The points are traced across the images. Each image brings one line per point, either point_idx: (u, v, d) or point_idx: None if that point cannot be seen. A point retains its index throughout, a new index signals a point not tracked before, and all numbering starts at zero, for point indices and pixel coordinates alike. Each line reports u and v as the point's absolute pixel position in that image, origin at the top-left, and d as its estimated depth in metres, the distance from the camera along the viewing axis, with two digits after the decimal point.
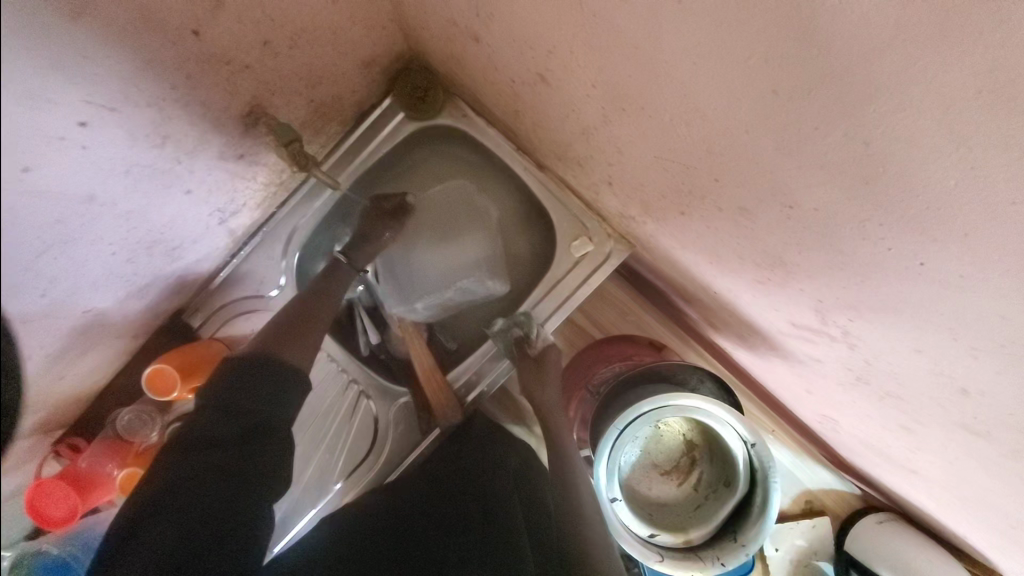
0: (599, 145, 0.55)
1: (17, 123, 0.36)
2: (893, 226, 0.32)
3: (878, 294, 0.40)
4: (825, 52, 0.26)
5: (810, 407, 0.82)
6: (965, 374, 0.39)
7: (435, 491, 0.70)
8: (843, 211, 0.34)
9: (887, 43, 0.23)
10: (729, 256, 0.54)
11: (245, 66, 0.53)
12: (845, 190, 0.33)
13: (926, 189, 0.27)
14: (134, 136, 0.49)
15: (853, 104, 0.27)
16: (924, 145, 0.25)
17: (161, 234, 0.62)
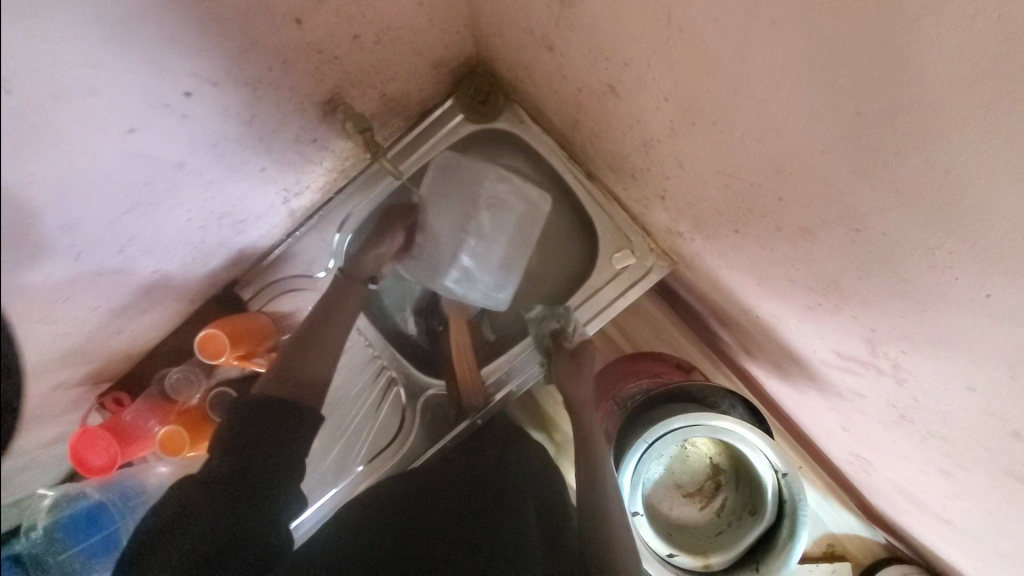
0: (658, 159, 0.57)
1: (99, 80, 0.39)
2: (964, 256, 0.32)
3: (937, 326, 0.39)
4: (917, 78, 0.27)
5: (843, 445, 0.80)
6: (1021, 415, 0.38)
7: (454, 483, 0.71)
8: (912, 238, 0.35)
9: (983, 74, 0.24)
10: (780, 278, 0.54)
11: (333, 57, 0.56)
12: (917, 217, 0.33)
13: (1007, 221, 0.28)
14: (228, 112, 0.52)
15: (938, 132, 0.28)
16: (1011, 176, 0.26)
17: (233, 208, 0.66)
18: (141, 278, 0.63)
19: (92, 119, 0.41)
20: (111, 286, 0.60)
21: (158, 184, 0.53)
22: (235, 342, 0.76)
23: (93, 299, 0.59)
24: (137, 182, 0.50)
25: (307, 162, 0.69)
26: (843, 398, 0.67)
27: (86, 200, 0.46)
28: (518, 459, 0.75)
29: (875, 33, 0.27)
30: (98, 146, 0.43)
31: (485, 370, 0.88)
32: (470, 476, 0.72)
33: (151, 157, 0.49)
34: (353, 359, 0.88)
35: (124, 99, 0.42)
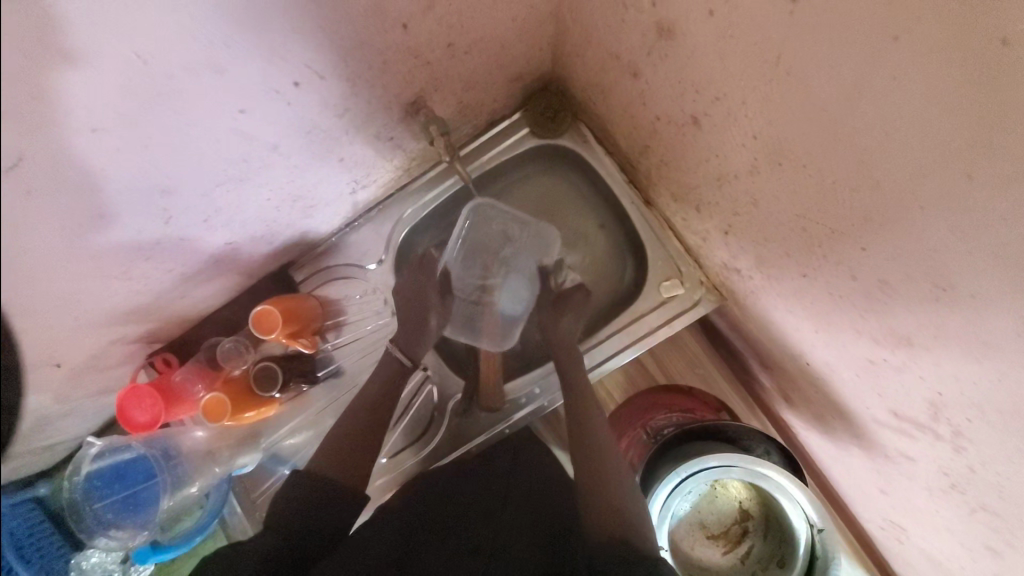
0: (731, 194, 0.57)
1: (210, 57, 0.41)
2: None
3: (1013, 398, 0.38)
4: None
5: (876, 508, 0.77)
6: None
7: (472, 491, 0.70)
8: (1000, 305, 0.34)
9: None
10: (843, 326, 0.53)
11: (426, 62, 0.58)
12: (1010, 283, 0.32)
13: None
14: (325, 103, 0.55)
15: None
16: None
17: (307, 192, 0.69)
18: (213, 248, 0.67)
19: (207, 94, 0.44)
20: (187, 251, 0.64)
21: (252, 162, 0.56)
22: (286, 320, 0.78)
23: (168, 261, 0.63)
24: (235, 158, 0.54)
25: (381, 159, 0.72)
26: (889, 460, 0.65)
27: (182, 167, 0.50)
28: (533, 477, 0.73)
29: (996, 96, 0.27)
30: (208, 121, 0.47)
31: (513, 384, 0.88)
32: (483, 495, 0.69)
33: (251, 137, 0.52)
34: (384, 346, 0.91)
35: (239, 80, 0.45)
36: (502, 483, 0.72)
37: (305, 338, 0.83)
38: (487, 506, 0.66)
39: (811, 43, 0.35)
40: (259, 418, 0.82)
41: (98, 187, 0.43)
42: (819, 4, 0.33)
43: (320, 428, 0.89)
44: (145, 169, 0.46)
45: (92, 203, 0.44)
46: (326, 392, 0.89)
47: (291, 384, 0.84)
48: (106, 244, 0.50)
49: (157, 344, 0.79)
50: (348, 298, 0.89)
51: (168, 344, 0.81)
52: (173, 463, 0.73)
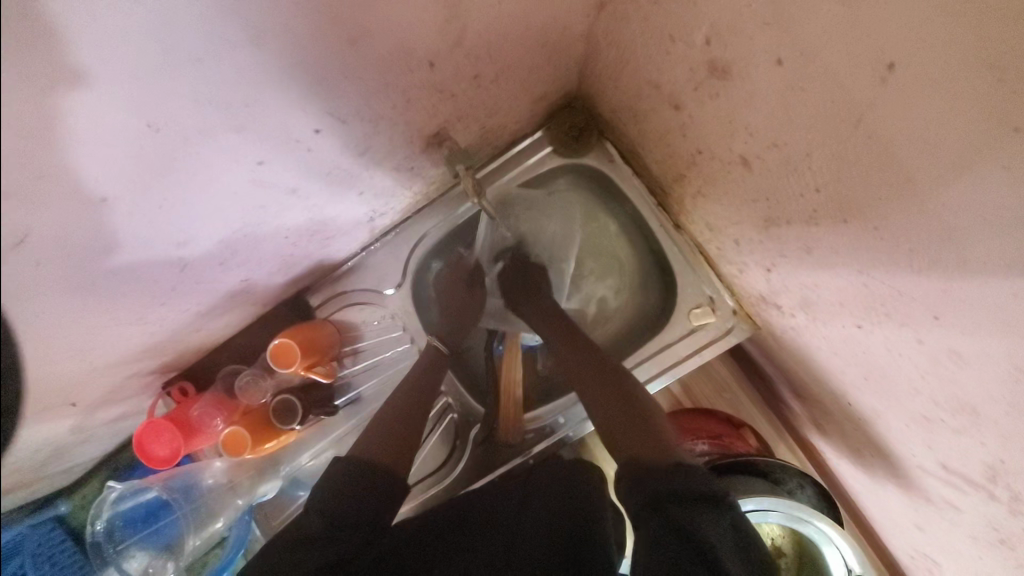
0: (779, 236, 0.54)
1: (223, 117, 0.37)
2: None
3: None
4: None
5: (910, 544, 0.75)
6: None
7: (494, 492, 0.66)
8: None
9: None
10: (897, 379, 0.51)
11: (451, 95, 0.54)
12: None
13: None
14: (348, 145, 0.51)
15: None
16: None
17: (326, 226, 0.65)
18: (230, 286, 0.64)
19: (227, 152, 0.41)
20: (203, 292, 0.61)
21: (270, 207, 0.53)
22: (304, 352, 0.76)
23: (185, 302, 0.60)
24: (253, 205, 0.51)
25: (402, 188, 0.68)
26: (932, 506, 0.62)
27: (199, 220, 0.47)
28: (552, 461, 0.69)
29: None
30: (228, 175, 0.44)
31: (531, 414, 0.86)
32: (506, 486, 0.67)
33: (271, 185, 0.49)
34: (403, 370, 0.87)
35: (260, 134, 0.42)
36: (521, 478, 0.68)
37: (324, 367, 0.81)
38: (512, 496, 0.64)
39: (902, 112, 0.32)
40: (280, 446, 0.81)
41: (110, 254, 0.40)
42: (915, 74, 0.30)
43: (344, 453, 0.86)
44: (161, 229, 0.43)
45: (103, 272, 0.41)
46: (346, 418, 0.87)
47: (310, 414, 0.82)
48: (120, 302, 0.48)
49: (174, 375, 0.78)
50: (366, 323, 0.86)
51: (184, 373, 0.79)
52: (192, 499, 0.75)
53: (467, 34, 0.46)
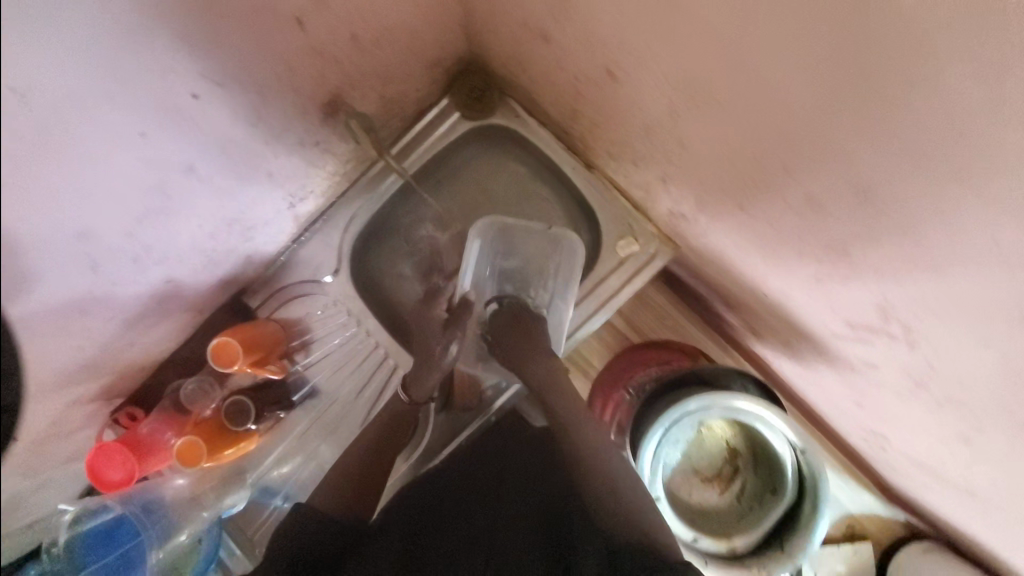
0: (659, 141, 0.58)
1: (88, 85, 0.39)
2: (929, 211, 0.34)
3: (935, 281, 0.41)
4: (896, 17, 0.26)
5: (857, 424, 0.79)
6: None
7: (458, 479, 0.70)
8: (895, 192, 0.35)
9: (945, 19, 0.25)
10: (784, 248, 0.55)
11: (333, 59, 0.56)
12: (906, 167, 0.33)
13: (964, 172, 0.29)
14: (235, 116, 0.53)
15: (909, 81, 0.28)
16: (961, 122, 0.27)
17: (241, 213, 0.66)
18: (150, 288, 0.64)
19: (103, 126, 0.42)
20: (123, 295, 0.61)
21: (170, 189, 0.54)
22: (248, 350, 0.76)
23: (105, 309, 0.60)
24: (148, 186, 0.51)
25: (313, 167, 0.70)
26: (857, 373, 0.67)
27: (97, 206, 0.47)
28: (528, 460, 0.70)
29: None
30: (112, 151, 0.45)
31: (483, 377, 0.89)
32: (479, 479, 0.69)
33: (159, 163, 0.50)
34: (357, 357, 0.88)
35: (131, 103, 0.43)
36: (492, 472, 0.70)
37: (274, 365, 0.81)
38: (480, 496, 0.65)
39: None
40: (239, 455, 0.80)
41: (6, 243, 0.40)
42: None
43: (307, 451, 0.87)
44: (54, 217, 0.43)
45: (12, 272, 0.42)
46: (308, 415, 0.88)
47: (265, 413, 0.82)
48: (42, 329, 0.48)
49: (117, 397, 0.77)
50: (309, 314, 0.86)
51: (132, 395, 0.79)
52: (156, 516, 0.72)
53: None
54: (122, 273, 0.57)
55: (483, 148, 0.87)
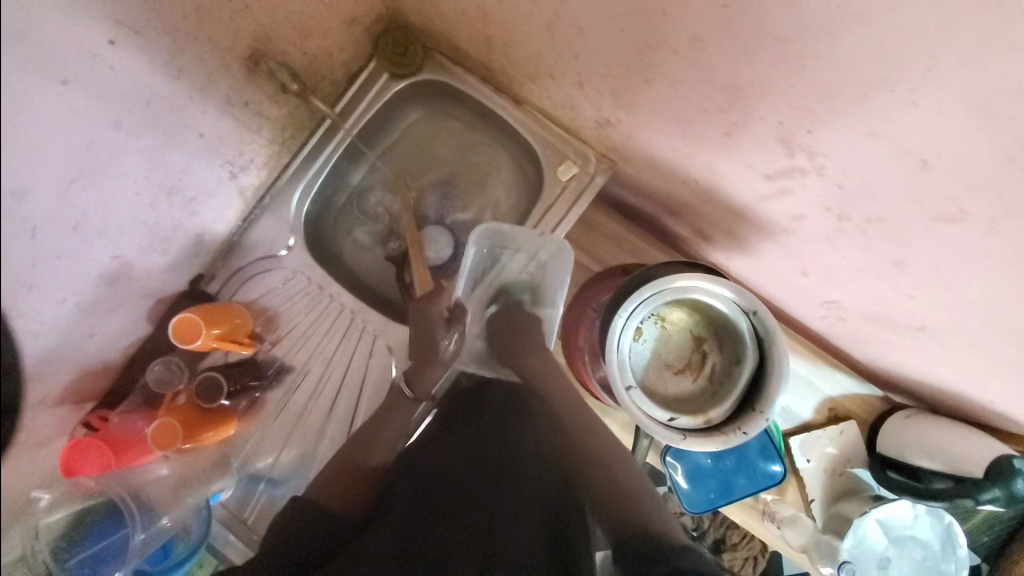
0: (562, 36, 0.63)
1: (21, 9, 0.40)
2: None
3: (812, 73, 0.45)
4: None
5: (811, 302, 0.81)
6: (933, 133, 0.42)
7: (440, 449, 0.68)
8: None
9: None
10: (693, 110, 0.60)
11: (245, 6, 0.62)
12: None
13: None
14: (154, 63, 0.56)
15: None
16: None
17: (178, 180, 0.68)
18: (101, 266, 0.64)
19: (35, 61, 0.43)
20: (75, 275, 0.60)
21: (100, 148, 0.55)
22: (210, 322, 0.76)
23: (56, 289, 0.57)
24: (81, 144, 0.52)
25: (245, 130, 0.75)
26: (791, 237, 0.70)
27: (39, 164, 0.47)
28: (533, 422, 0.69)
29: None
30: (46, 99, 0.45)
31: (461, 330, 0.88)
32: (483, 441, 0.67)
33: (90, 114, 0.51)
34: (324, 322, 0.90)
35: (54, 49, 0.44)
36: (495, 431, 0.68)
37: (242, 340, 0.81)
38: (486, 462, 0.64)
39: None
40: (219, 439, 0.79)
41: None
42: None
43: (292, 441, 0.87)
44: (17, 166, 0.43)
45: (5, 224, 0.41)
46: (286, 391, 0.87)
47: (240, 390, 0.81)
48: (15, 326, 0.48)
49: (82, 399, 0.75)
50: (271, 290, 0.88)
51: (103, 399, 0.77)
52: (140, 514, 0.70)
53: None
54: (71, 245, 0.57)
55: (416, 105, 0.91)
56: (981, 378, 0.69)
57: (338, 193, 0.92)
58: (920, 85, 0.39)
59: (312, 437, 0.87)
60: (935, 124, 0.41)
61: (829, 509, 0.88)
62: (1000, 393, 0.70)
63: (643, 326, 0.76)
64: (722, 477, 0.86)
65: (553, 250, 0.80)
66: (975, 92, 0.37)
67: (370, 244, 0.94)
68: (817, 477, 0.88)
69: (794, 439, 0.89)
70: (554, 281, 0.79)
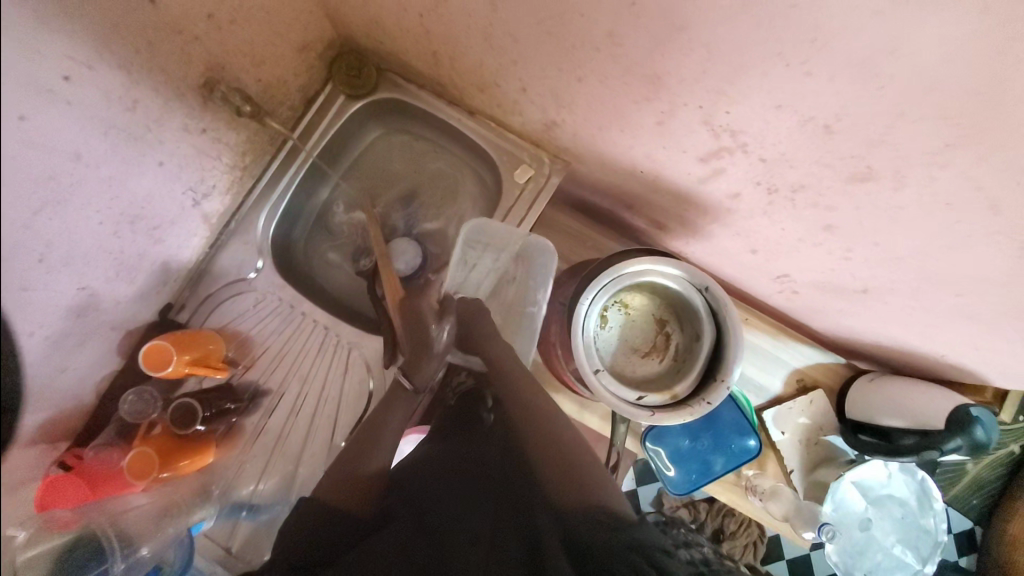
0: (499, 46, 0.68)
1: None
2: None
3: (717, 57, 0.49)
4: None
5: (764, 279, 0.85)
6: (830, 97, 0.46)
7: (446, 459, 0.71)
8: None
9: None
10: (626, 103, 0.64)
11: (195, 37, 0.65)
12: None
13: None
14: (110, 96, 0.59)
15: None
16: None
17: (142, 208, 0.70)
18: (70, 297, 0.64)
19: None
20: (41, 306, 0.60)
21: (61, 179, 0.57)
22: (183, 348, 0.77)
23: (22, 321, 0.56)
24: (41, 175, 0.54)
25: (206, 155, 0.77)
26: (732, 216, 0.73)
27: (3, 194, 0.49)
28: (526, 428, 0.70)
29: None
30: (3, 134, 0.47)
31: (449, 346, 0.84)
32: (484, 450, 0.70)
33: (51, 149, 0.54)
34: (297, 341, 0.91)
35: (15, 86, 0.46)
36: (498, 443, 0.70)
37: (215, 364, 0.81)
38: (493, 472, 0.66)
39: None
40: (197, 467, 0.78)
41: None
42: None
43: (272, 468, 0.86)
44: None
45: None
46: (264, 413, 0.88)
47: (218, 415, 0.82)
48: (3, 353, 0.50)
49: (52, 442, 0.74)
50: (243, 313, 0.89)
51: (75, 437, 0.75)
52: (123, 548, 0.70)
53: None
54: (36, 275, 0.58)
55: (373, 123, 0.95)
56: (928, 330, 0.72)
57: (303, 215, 0.94)
58: (810, 53, 0.44)
59: (290, 464, 0.86)
60: (828, 90, 0.46)
61: (809, 477, 0.90)
62: (946, 344, 0.73)
63: (607, 313, 0.78)
64: (702, 456, 0.88)
65: (535, 248, 0.82)
66: (853, 55, 0.41)
67: (339, 262, 0.96)
68: (793, 447, 0.90)
69: (765, 413, 0.91)
70: (541, 276, 0.82)
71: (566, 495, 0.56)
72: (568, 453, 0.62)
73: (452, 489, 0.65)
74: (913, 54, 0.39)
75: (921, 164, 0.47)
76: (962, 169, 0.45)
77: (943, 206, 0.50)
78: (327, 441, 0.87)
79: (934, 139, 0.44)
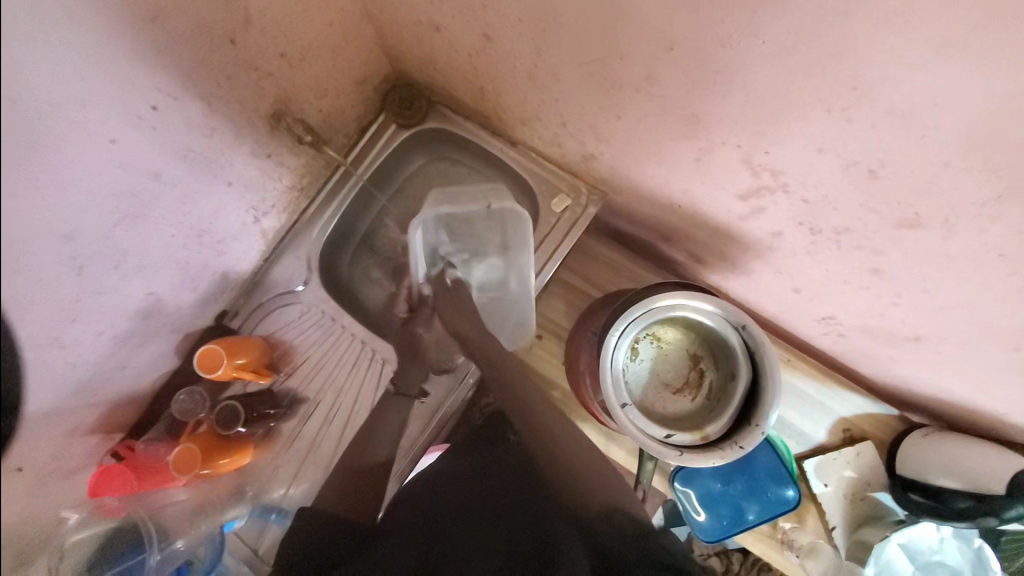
0: (542, 84, 0.71)
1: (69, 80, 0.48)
2: (750, 21, 0.43)
3: (756, 100, 0.50)
4: None
5: (808, 319, 0.81)
6: (873, 143, 0.45)
7: (452, 469, 0.73)
8: (696, 26, 0.46)
9: None
10: (665, 141, 0.65)
11: (268, 73, 0.72)
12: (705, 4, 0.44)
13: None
14: (190, 124, 0.66)
15: None
16: None
17: (208, 224, 0.77)
18: (136, 302, 0.71)
19: (85, 130, 0.52)
20: (111, 309, 0.67)
21: (140, 194, 0.63)
22: (232, 354, 0.82)
23: (97, 318, 0.65)
24: (122, 191, 0.60)
25: (268, 177, 0.84)
26: (772, 254, 0.72)
27: (83, 207, 0.55)
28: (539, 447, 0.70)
29: None
30: (92, 153, 0.54)
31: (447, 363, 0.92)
32: (497, 462, 0.71)
33: (130, 167, 0.60)
34: (337, 352, 0.95)
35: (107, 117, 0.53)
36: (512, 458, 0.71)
37: (259, 371, 0.87)
38: (499, 481, 0.69)
39: None
40: (235, 467, 0.83)
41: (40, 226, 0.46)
42: None
43: (301, 474, 0.89)
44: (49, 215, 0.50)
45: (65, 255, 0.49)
46: (299, 420, 0.92)
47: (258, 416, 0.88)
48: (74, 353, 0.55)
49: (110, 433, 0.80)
50: (289, 324, 0.94)
51: (130, 430, 0.81)
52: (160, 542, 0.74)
53: (253, 13, 0.64)
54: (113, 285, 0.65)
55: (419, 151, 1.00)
56: (991, 388, 0.66)
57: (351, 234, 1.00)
58: (853, 100, 0.43)
59: (321, 470, 0.89)
60: (872, 137, 0.45)
61: (852, 536, 0.84)
62: (1014, 405, 0.67)
63: (638, 345, 0.78)
64: (733, 502, 0.83)
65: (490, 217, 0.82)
66: (900, 103, 0.40)
67: (380, 280, 1.00)
68: (834, 501, 0.85)
69: (805, 462, 0.86)
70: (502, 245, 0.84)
71: (599, 512, 0.60)
72: (595, 475, 0.65)
73: (457, 492, 0.69)
74: (960, 105, 0.38)
75: (974, 215, 0.45)
76: (1018, 221, 0.43)
77: (998, 257, 0.47)
78: (353, 450, 0.87)
79: (985, 190, 0.42)
